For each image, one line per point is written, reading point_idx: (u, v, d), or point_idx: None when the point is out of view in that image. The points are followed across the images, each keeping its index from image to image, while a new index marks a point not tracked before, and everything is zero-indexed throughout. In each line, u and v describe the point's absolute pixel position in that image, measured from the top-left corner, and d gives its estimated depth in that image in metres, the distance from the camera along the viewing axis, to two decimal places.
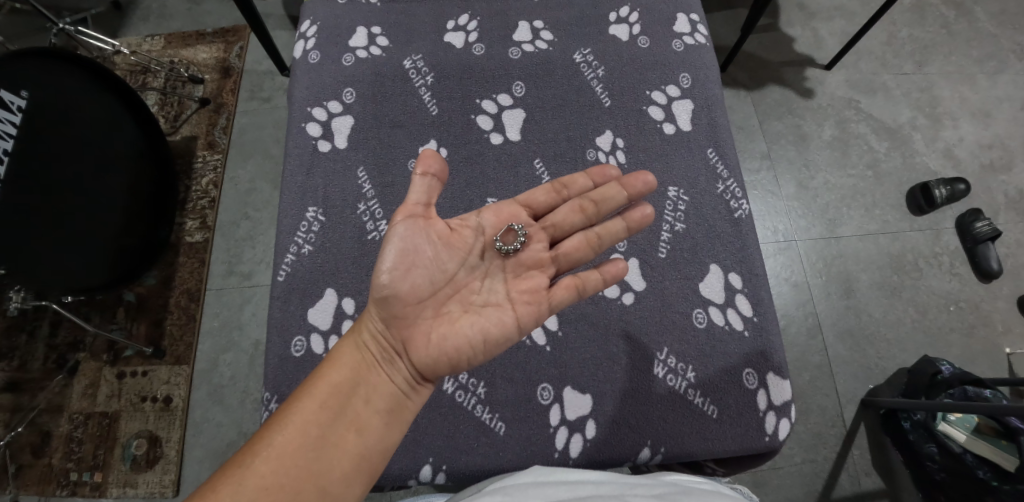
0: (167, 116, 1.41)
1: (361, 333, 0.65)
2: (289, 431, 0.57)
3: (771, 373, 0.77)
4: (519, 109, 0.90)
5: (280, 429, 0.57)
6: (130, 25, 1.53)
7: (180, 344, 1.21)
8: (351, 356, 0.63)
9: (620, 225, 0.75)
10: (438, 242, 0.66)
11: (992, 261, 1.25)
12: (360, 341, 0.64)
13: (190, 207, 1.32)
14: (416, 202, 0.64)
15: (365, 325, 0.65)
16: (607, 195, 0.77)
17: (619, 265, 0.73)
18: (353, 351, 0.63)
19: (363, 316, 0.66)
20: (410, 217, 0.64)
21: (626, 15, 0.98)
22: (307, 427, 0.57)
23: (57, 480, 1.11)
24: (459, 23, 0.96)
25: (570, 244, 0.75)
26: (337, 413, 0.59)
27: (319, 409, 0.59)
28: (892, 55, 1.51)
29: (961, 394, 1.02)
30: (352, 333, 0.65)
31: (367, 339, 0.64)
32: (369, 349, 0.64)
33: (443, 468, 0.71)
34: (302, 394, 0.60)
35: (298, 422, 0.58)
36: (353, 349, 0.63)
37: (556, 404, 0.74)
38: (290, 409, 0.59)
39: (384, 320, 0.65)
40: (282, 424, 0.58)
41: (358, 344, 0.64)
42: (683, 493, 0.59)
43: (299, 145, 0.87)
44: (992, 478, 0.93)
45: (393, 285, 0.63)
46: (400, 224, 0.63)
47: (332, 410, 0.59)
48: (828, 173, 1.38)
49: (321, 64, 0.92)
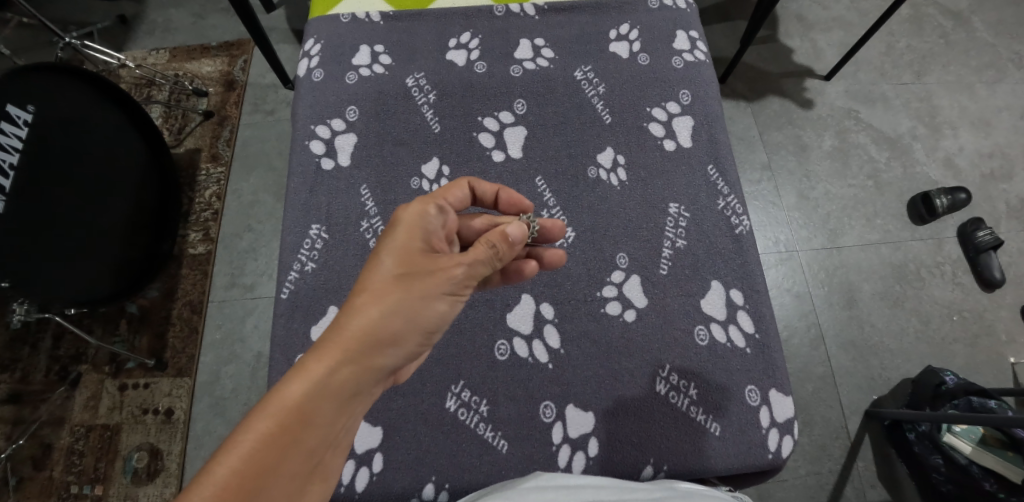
0: (170, 129, 1.42)
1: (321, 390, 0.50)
2: (229, 495, 0.45)
3: (773, 390, 0.77)
4: (520, 126, 0.91)
5: (212, 487, 0.44)
6: (136, 40, 1.55)
7: (182, 356, 1.21)
8: (332, 415, 0.51)
9: (490, 191, 0.73)
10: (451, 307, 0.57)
11: (994, 271, 1.25)
12: (347, 399, 0.52)
13: (193, 220, 1.33)
14: (456, 280, 0.56)
15: (353, 378, 0.52)
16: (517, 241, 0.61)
17: (532, 266, 0.70)
18: (334, 415, 0.51)
19: (355, 366, 0.52)
20: (445, 288, 0.56)
21: (625, 32, 0.99)
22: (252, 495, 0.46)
23: (57, 494, 1.10)
24: (460, 41, 0.97)
25: (462, 226, 0.70)
26: (299, 478, 0.49)
27: (273, 478, 0.47)
28: (891, 66, 1.52)
29: (965, 405, 1.00)
30: (332, 384, 0.51)
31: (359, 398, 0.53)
32: (355, 407, 0.53)
33: (445, 486, 0.71)
34: (254, 450, 0.47)
35: (246, 488, 0.45)
36: (335, 410, 0.51)
37: (558, 421, 0.74)
38: (240, 461, 0.46)
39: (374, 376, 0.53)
40: (220, 475, 0.45)
41: (346, 405, 0.52)
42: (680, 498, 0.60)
43: (302, 163, 0.88)
44: (1000, 490, 0.89)
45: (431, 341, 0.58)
46: (447, 301, 0.56)
47: (291, 478, 0.49)
48: (829, 183, 1.39)
49: (324, 83, 0.93)
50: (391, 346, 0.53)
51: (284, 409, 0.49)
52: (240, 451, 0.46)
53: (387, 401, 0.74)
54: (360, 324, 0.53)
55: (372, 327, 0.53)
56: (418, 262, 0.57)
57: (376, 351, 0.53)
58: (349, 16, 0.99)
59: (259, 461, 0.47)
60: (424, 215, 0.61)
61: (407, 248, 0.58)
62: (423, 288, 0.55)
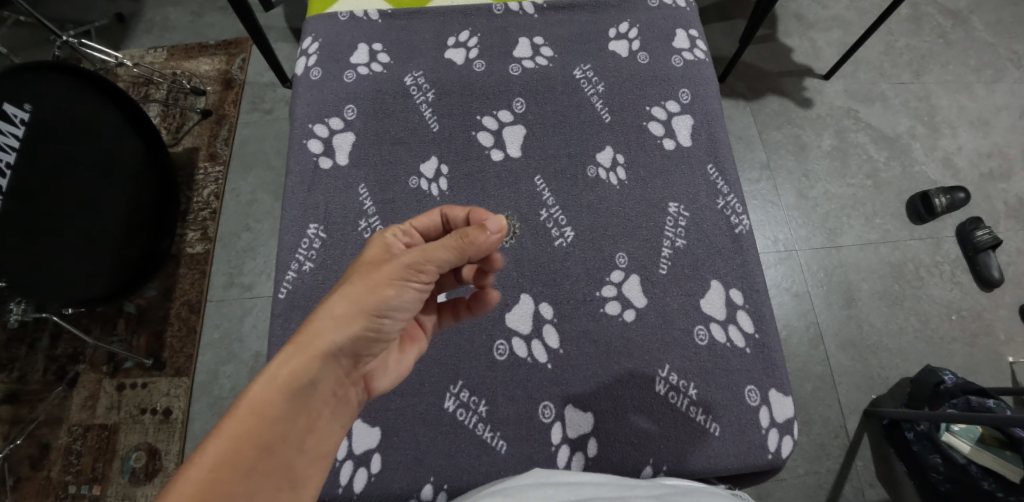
0: (167, 128, 1.42)
1: (272, 381, 0.53)
2: (200, 493, 0.46)
3: (772, 389, 0.77)
4: (520, 125, 0.91)
5: (182, 487, 0.46)
6: (134, 38, 1.54)
7: (180, 355, 1.20)
8: (285, 405, 0.53)
9: (461, 213, 0.68)
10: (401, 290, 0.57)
11: (993, 270, 1.25)
12: (301, 389, 0.54)
13: (191, 218, 1.33)
14: (405, 262, 0.57)
15: (305, 368, 0.54)
16: (493, 232, 0.58)
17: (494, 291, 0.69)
18: (288, 406, 0.53)
19: (303, 356, 0.54)
20: (393, 272, 0.57)
21: (625, 31, 0.98)
22: (221, 492, 0.47)
23: (55, 494, 1.10)
24: (459, 39, 0.97)
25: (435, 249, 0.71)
26: (267, 474, 0.51)
27: (239, 474, 0.49)
28: (890, 65, 1.52)
29: (964, 404, 1.00)
30: (284, 377, 0.53)
31: (315, 390, 0.55)
32: (314, 398, 0.55)
33: (443, 487, 0.70)
34: (222, 448, 0.49)
35: (214, 480, 0.47)
36: (290, 400, 0.53)
37: (557, 422, 0.74)
38: (208, 461, 0.48)
39: (325, 363, 0.55)
40: (190, 476, 0.47)
41: (302, 396, 0.54)
42: (681, 494, 0.60)
43: (300, 162, 0.87)
44: (997, 488, 0.89)
45: (387, 328, 0.58)
46: (396, 285, 0.57)
47: (260, 475, 0.50)
48: (828, 182, 1.38)
49: (322, 81, 0.93)
50: (337, 334, 0.55)
51: (242, 406, 0.51)
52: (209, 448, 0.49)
53: (385, 401, 0.74)
54: (308, 317, 0.56)
55: (318, 318, 0.55)
56: (369, 261, 0.60)
57: (325, 337, 0.55)
58: (347, 14, 0.98)
59: (227, 456, 0.49)
60: (386, 235, 0.66)
61: (365, 256, 0.62)
62: (371, 277, 0.57)
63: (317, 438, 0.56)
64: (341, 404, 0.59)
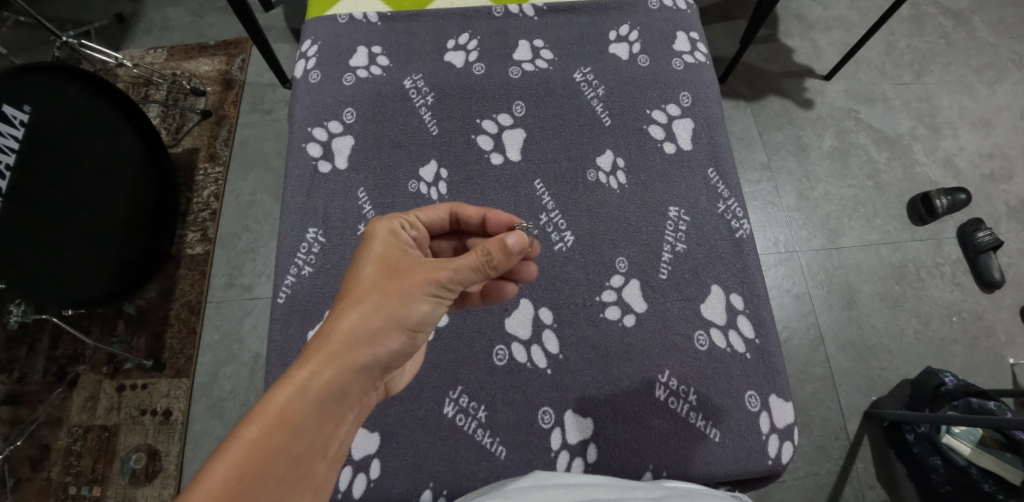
0: (167, 129, 1.41)
1: (304, 390, 0.51)
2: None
3: (772, 395, 0.76)
4: (519, 129, 0.91)
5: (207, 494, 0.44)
6: (133, 38, 1.54)
7: (180, 357, 1.20)
8: (317, 415, 0.51)
9: (475, 215, 0.70)
10: (435, 304, 0.58)
11: (994, 271, 1.25)
12: (332, 400, 0.52)
13: (191, 219, 1.32)
14: (441, 279, 0.57)
15: (337, 379, 0.52)
16: (516, 251, 0.59)
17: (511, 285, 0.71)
18: (320, 417, 0.51)
19: (337, 367, 0.52)
20: (425, 288, 0.57)
21: (625, 33, 0.98)
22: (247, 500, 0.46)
23: (55, 495, 1.10)
24: (459, 41, 0.96)
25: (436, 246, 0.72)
26: (293, 482, 0.49)
27: (265, 482, 0.47)
28: (891, 66, 1.52)
29: (964, 406, 0.99)
30: (314, 387, 0.51)
31: (346, 399, 0.53)
32: (345, 406, 0.54)
33: (443, 493, 0.70)
34: (245, 456, 0.47)
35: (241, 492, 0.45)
36: (320, 411, 0.51)
37: (557, 427, 0.73)
38: (231, 469, 0.46)
39: (361, 373, 0.54)
40: (213, 486, 0.45)
41: (333, 406, 0.52)
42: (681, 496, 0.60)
43: (299, 166, 0.87)
44: (998, 491, 0.89)
45: (417, 342, 0.59)
46: (428, 300, 0.57)
47: (286, 483, 0.48)
48: (829, 183, 1.38)
49: (321, 84, 0.93)
50: (373, 347, 0.54)
51: (269, 414, 0.49)
52: (231, 459, 0.46)
53: (385, 406, 0.74)
54: (339, 328, 0.54)
55: (350, 328, 0.54)
56: (391, 266, 0.59)
57: (361, 349, 0.54)
58: (346, 17, 0.98)
59: (251, 467, 0.47)
60: (394, 228, 0.63)
61: (376, 253, 0.60)
62: (401, 288, 0.56)
63: (341, 445, 0.55)
64: (364, 410, 0.58)
